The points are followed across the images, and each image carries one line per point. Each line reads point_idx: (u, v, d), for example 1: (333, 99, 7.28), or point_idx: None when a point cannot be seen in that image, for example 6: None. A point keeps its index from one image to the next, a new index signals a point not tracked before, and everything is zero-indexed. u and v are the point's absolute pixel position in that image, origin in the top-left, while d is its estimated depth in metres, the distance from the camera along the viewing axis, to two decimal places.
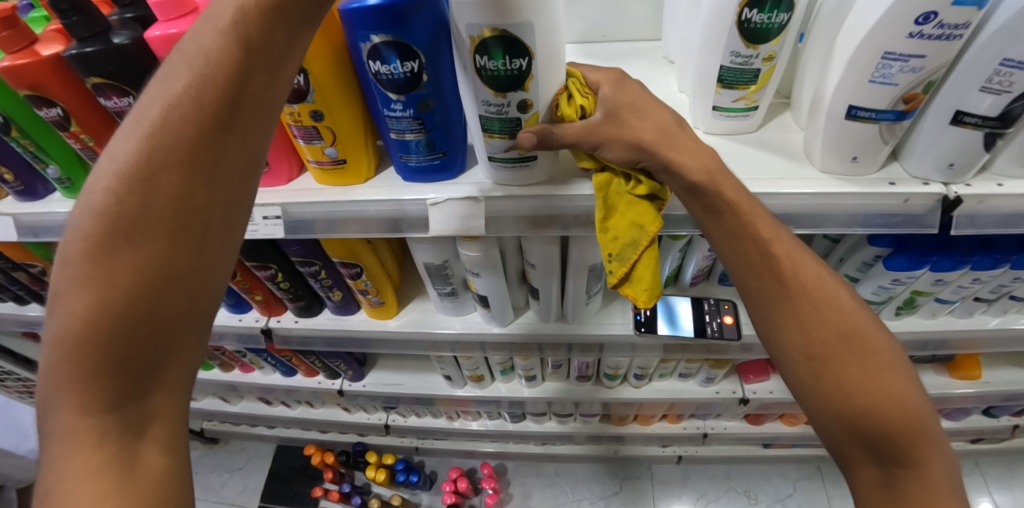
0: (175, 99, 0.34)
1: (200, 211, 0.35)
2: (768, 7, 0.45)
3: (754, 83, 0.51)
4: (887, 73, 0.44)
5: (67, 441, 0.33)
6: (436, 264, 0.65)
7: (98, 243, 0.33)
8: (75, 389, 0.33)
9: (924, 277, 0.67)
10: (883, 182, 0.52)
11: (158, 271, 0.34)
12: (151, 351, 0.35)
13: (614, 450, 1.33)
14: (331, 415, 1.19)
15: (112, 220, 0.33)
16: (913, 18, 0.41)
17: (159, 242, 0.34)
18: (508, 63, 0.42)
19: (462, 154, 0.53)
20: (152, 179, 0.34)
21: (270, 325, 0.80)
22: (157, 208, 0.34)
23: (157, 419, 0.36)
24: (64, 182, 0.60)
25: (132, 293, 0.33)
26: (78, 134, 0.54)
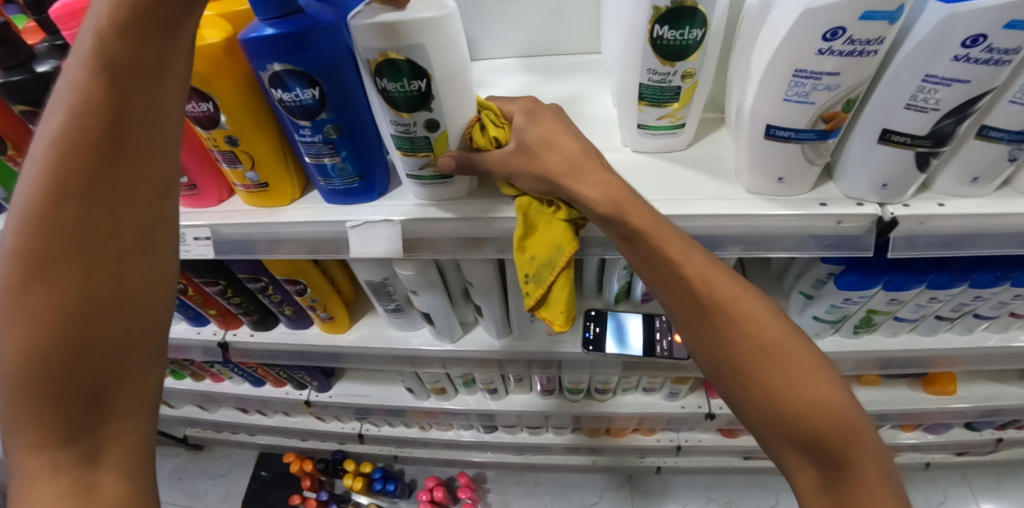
0: (58, 128, 0.32)
1: (108, 237, 0.34)
2: (679, 24, 0.44)
3: (676, 100, 0.50)
4: (802, 92, 0.43)
5: (27, 478, 0.33)
6: (376, 282, 0.65)
7: (17, 283, 0.32)
8: (26, 430, 0.33)
9: (878, 296, 0.64)
10: (814, 203, 0.50)
11: (79, 303, 0.33)
12: (93, 384, 0.34)
13: (593, 460, 1.32)
14: (306, 424, 1.19)
15: (26, 259, 0.32)
16: (821, 34, 0.39)
17: (78, 276, 0.33)
18: (406, 85, 0.41)
19: (383, 176, 0.52)
20: (58, 212, 0.33)
21: (227, 339, 0.80)
22: (66, 240, 0.33)
23: (115, 452, 0.35)
24: (12, 202, 0.62)
25: (54, 328, 0.33)
26: (16, 157, 0.55)
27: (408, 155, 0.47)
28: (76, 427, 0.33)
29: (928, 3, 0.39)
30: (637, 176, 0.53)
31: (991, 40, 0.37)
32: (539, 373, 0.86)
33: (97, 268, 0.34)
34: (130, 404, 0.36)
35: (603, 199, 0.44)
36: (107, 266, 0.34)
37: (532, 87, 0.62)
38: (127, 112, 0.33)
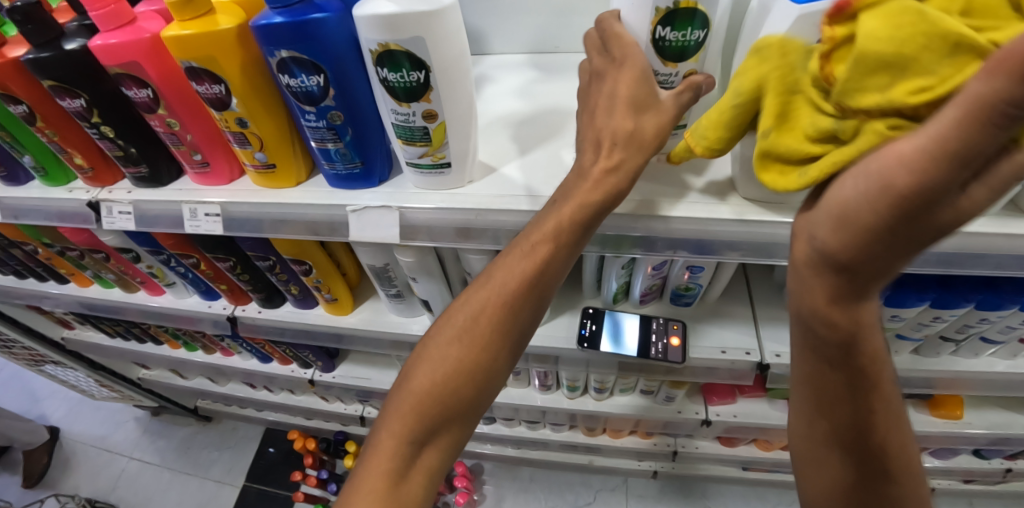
0: (548, 236, 0.43)
1: (515, 317, 0.45)
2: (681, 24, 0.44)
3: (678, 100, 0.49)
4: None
5: (377, 460, 0.44)
6: (378, 267, 0.66)
7: (460, 339, 0.45)
8: (392, 445, 0.43)
9: (879, 311, 0.63)
10: None
11: (478, 360, 0.45)
12: (441, 421, 0.44)
13: (590, 460, 1.31)
14: (310, 403, 1.21)
15: (479, 326, 0.45)
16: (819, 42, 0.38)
17: (464, 338, 0.45)
18: (406, 76, 0.42)
19: (383, 163, 0.54)
20: (502, 302, 0.45)
21: (236, 314, 0.82)
22: (486, 315, 0.45)
23: (426, 471, 0.44)
24: (40, 171, 0.65)
25: (464, 373, 0.44)
26: (44, 129, 0.58)
27: (407, 144, 0.49)
28: (404, 447, 0.43)
29: None
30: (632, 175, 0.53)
31: None
32: (537, 368, 0.86)
33: (501, 342, 0.45)
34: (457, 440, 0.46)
35: (600, 197, 0.42)
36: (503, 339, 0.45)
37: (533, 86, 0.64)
38: (585, 233, 0.43)
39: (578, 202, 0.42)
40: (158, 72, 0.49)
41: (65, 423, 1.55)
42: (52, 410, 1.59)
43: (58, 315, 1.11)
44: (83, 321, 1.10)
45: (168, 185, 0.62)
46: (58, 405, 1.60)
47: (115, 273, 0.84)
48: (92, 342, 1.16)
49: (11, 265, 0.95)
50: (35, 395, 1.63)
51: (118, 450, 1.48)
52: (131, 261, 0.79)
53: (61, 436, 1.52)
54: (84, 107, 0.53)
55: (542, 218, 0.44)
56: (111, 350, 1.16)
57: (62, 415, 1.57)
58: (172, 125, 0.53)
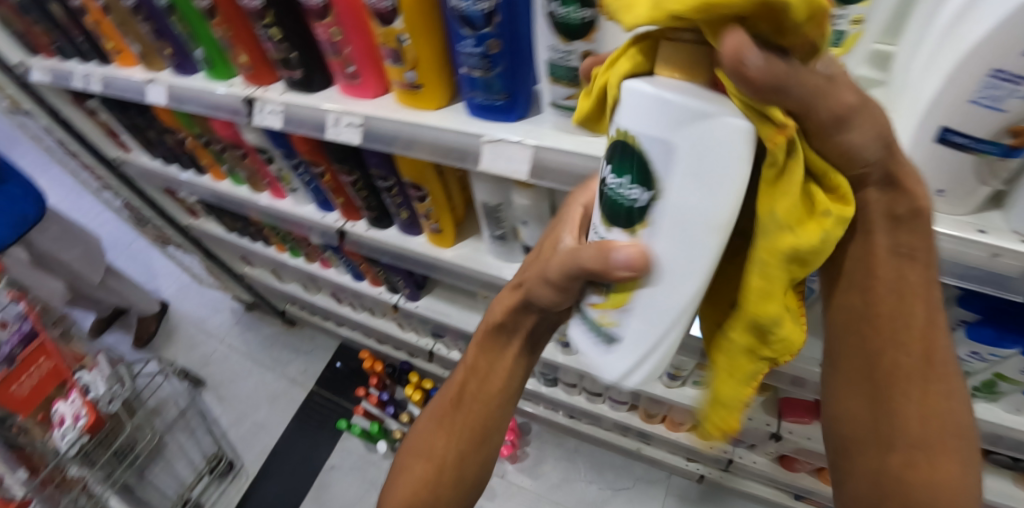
0: (505, 335, 0.54)
1: (494, 397, 0.54)
2: None
3: (837, 47, 0.45)
4: (994, 96, 0.35)
5: None
6: (491, 205, 0.67)
7: (454, 419, 0.54)
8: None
9: (1016, 361, 0.56)
10: (971, 228, 0.43)
11: (472, 437, 0.54)
12: (447, 483, 0.53)
13: (638, 447, 1.30)
14: (387, 327, 1.26)
15: (466, 405, 0.54)
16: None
17: (458, 418, 0.54)
18: (578, 12, 0.41)
19: (525, 100, 0.54)
20: (476, 383, 0.55)
21: (344, 228, 0.87)
22: (472, 394, 0.54)
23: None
24: (208, 64, 0.72)
25: (457, 447, 0.53)
26: (220, 25, 0.63)
27: (558, 83, 0.48)
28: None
29: None
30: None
31: None
32: None
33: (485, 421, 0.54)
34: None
35: None
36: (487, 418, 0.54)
37: None
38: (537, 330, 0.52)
39: (513, 313, 0.52)
40: None
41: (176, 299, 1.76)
42: (167, 286, 1.81)
43: (189, 202, 1.24)
44: (208, 213, 1.23)
45: (315, 91, 0.65)
46: (173, 283, 1.81)
47: (247, 171, 0.92)
48: (211, 233, 1.29)
49: (161, 150, 1.07)
50: (156, 270, 1.86)
51: (214, 332, 1.67)
52: (264, 161, 0.86)
53: (171, 311, 1.73)
54: (261, 7, 0.57)
55: (494, 324, 0.54)
56: (225, 243, 1.29)
57: (175, 292, 1.79)
58: (336, 35, 0.56)
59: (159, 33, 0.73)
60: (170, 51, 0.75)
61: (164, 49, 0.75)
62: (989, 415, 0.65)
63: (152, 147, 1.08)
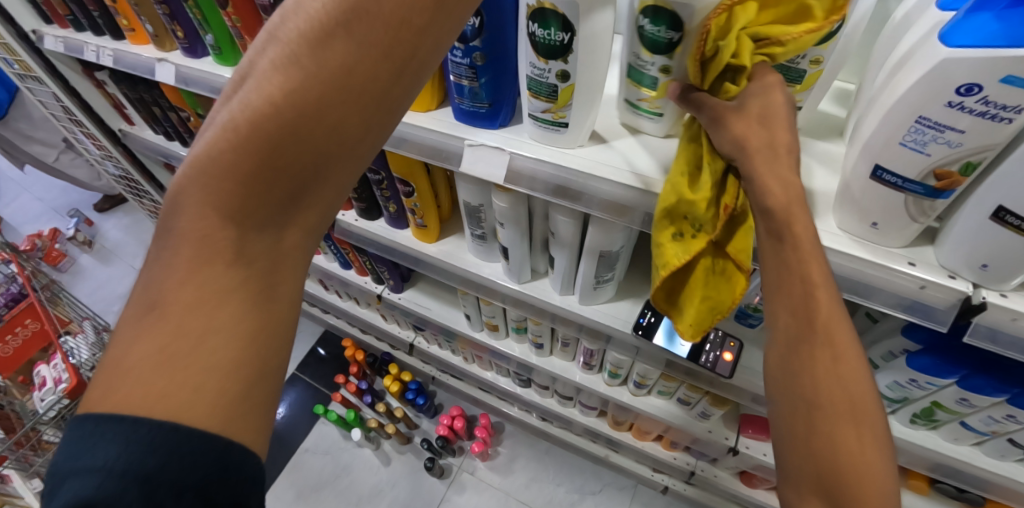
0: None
1: (343, 99, 0.33)
2: None
3: (800, 83, 0.50)
4: (919, 140, 0.38)
5: (186, 284, 0.33)
6: (472, 206, 0.72)
7: (279, 85, 0.32)
8: (219, 189, 0.33)
9: (949, 389, 0.58)
10: (901, 259, 0.45)
11: (289, 135, 0.33)
12: (302, 171, 0.34)
13: (607, 454, 1.33)
14: (371, 317, 1.34)
15: (292, 61, 0.33)
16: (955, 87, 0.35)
17: (301, 102, 0.32)
18: (553, 35, 0.44)
19: (508, 109, 0.57)
20: (340, 78, 0.33)
21: (335, 216, 0.94)
22: (308, 91, 0.32)
23: (264, 314, 0.34)
24: (217, 50, 0.76)
25: (273, 154, 0.33)
26: (231, 15, 0.68)
27: (535, 97, 0.51)
28: (210, 251, 0.33)
29: None
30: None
31: (987, 92, 0.33)
32: (586, 343, 0.87)
33: (409, 59, 0.34)
34: (274, 263, 0.35)
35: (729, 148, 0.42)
36: (350, 168, 0.36)
37: None
38: (820, 331, 0.37)
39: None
40: None
41: None
42: None
43: None
44: None
45: None
46: None
47: None
48: None
49: (164, 128, 1.10)
50: None
51: None
52: None
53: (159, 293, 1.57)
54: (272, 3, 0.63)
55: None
56: None
57: None
58: None
59: (171, 16, 0.75)
60: (180, 34, 0.77)
61: (175, 31, 0.77)
62: (927, 442, 0.68)
63: (156, 125, 1.11)
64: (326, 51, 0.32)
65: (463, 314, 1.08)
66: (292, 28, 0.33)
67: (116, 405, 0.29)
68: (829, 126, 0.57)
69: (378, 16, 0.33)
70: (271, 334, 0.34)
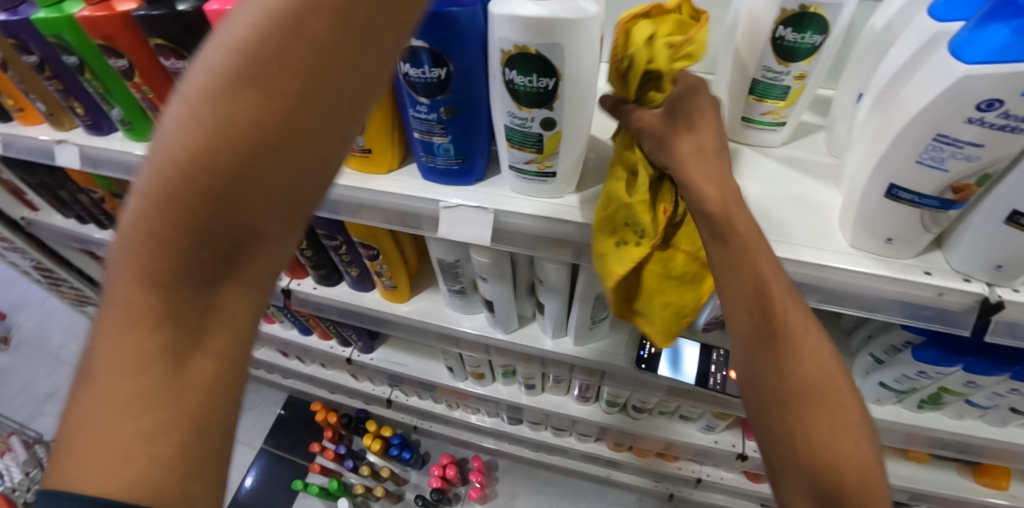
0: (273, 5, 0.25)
1: (277, 142, 0.26)
2: (803, 27, 0.46)
3: (783, 99, 0.52)
4: (937, 157, 0.39)
5: (116, 361, 0.28)
6: (447, 262, 0.67)
7: (192, 128, 0.26)
8: (135, 248, 0.27)
9: (955, 375, 0.59)
10: (918, 270, 0.46)
11: (214, 192, 0.26)
12: (237, 234, 0.28)
13: (608, 474, 1.30)
14: (339, 379, 1.24)
15: (208, 97, 0.25)
16: (974, 103, 0.35)
17: (219, 149, 0.25)
18: (534, 81, 0.41)
19: (482, 162, 0.52)
20: (274, 121, 0.26)
21: (290, 286, 0.86)
22: (228, 137, 0.25)
23: (197, 384, 0.29)
24: (127, 124, 0.67)
25: (192, 217, 0.26)
26: (140, 86, 0.59)
27: (516, 148, 0.47)
28: (132, 329, 0.28)
29: None
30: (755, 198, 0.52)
31: (1008, 107, 0.34)
32: (581, 379, 0.83)
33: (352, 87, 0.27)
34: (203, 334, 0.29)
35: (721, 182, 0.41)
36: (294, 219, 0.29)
37: None
38: (779, 327, 0.38)
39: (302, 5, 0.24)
40: None
41: None
42: None
43: None
44: None
45: None
46: None
47: None
48: None
49: (75, 211, 0.97)
50: (78, 330, 1.64)
51: None
52: None
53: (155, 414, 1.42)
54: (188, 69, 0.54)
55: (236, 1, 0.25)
56: None
57: None
58: None
59: (65, 92, 0.66)
60: (81, 111, 0.68)
61: (74, 109, 0.68)
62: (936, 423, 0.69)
63: (63, 209, 0.98)
64: (255, 82, 0.25)
65: (444, 365, 1.02)
66: (209, 58, 0.25)
67: (66, 478, 0.26)
68: (812, 138, 0.59)
69: (305, 39, 0.25)
70: (202, 405, 0.29)
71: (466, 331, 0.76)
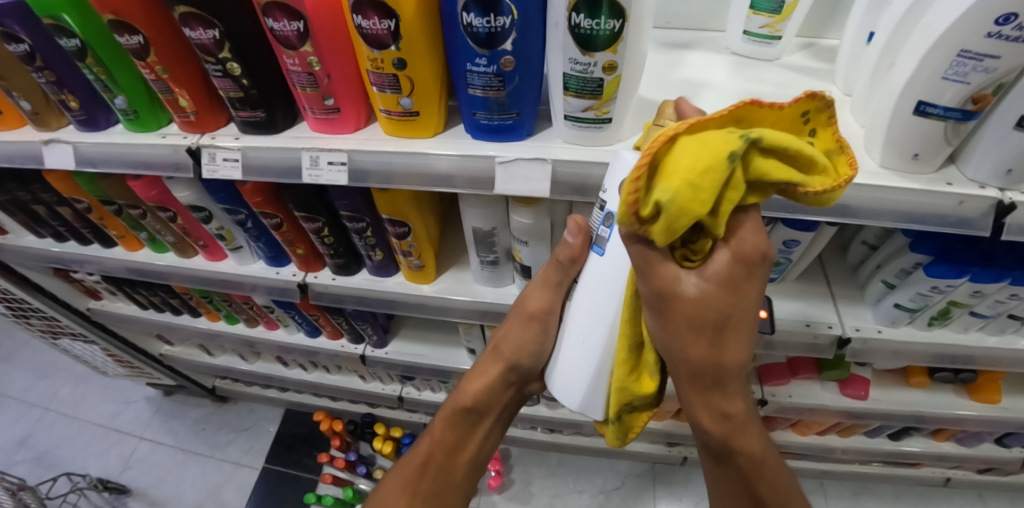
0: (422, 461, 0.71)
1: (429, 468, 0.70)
2: (596, 13, 0.42)
3: (779, 13, 0.61)
4: (961, 72, 0.46)
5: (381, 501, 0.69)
6: (483, 231, 0.67)
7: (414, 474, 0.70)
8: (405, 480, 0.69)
9: (963, 287, 0.68)
10: (940, 182, 0.53)
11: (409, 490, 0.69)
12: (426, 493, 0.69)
13: (622, 445, 1.33)
14: (347, 382, 1.20)
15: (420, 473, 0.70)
16: (993, 19, 0.42)
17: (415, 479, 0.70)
18: (603, 24, 0.42)
19: (531, 118, 0.53)
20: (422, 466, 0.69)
21: (306, 280, 0.83)
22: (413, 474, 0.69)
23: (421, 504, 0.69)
24: (129, 114, 0.63)
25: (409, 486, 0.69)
26: (154, 65, 0.56)
27: (574, 96, 0.48)
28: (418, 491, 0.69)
29: None
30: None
31: (1022, 19, 0.41)
32: None
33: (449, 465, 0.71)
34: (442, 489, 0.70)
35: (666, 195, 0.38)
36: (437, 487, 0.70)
37: (664, 60, 0.65)
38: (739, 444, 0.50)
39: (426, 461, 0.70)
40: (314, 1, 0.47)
41: (66, 399, 1.43)
42: (51, 389, 1.45)
43: (88, 282, 1.05)
44: (115, 290, 1.05)
45: (282, 132, 0.60)
46: (50, 390, 1.45)
47: (176, 235, 0.83)
48: (122, 314, 1.10)
49: (51, 227, 0.89)
50: (34, 370, 1.49)
51: (128, 429, 1.37)
52: (199, 220, 0.78)
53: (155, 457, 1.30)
54: (214, 39, 0.51)
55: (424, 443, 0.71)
56: (145, 323, 1.10)
57: (53, 401, 1.42)
58: (313, 65, 0.52)
59: (58, 84, 0.62)
60: (74, 104, 0.64)
61: (66, 101, 0.63)
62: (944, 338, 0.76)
63: (37, 225, 0.89)
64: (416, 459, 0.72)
65: (463, 350, 1.01)
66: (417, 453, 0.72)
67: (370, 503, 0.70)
68: (817, 80, 0.64)
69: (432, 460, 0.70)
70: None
71: (494, 303, 0.76)
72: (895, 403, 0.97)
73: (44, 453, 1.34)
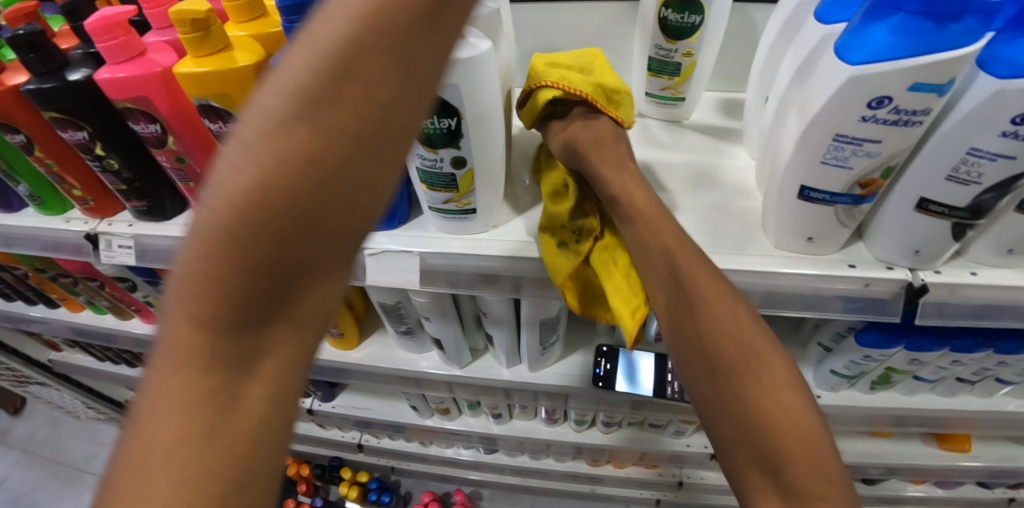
0: (218, 203, 0.22)
1: (297, 193, 0.23)
2: (427, 113, 0.41)
3: (677, 75, 0.58)
4: (840, 156, 0.41)
5: (169, 357, 0.24)
6: (389, 304, 0.65)
7: (205, 256, 0.23)
8: (191, 281, 0.23)
9: (899, 355, 0.63)
10: (842, 264, 0.49)
11: (244, 252, 0.23)
12: (295, 231, 0.23)
13: (592, 488, 1.28)
14: (307, 430, 1.20)
15: (224, 218, 0.22)
16: (866, 102, 0.37)
17: (248, 228, 0.23)
18: (436, 123, 0.41)
19: (403, 206, 0.52)
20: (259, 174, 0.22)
21: None
22: (234, 251, 0.23)
23: (376, 96, 0.23)
24: (36, 199, 0.63)
25: (228, 258, 0.23)
26: (42, 159, 0.56)
27: (431, 190, 0.47)
28: (329, 121, 0.22)
29: (977, 74, 0.37)
30: (687, 208, 0.53)
31: (896, 102, 0.37)
32: (546, 404, 0.83)
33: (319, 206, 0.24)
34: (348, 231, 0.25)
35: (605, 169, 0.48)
36: (338, 205, 0.24)
37: None
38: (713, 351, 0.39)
39: (228, 202, 0.22)
40: (168, 107, 0.48)
41: (47, 441, 1.46)
42: (32, 431, 1.48)
43: (46, 337, 1.07)
44: (73, 344, 1.08)
45: (173, 218, 0.60)
46: (30, 432, 1.48)
47: (109, 300, 0.83)
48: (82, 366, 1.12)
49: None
50: (18, 412, 1.53)
51: None
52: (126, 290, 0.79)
53: None
54: (86, 139, 0.51)
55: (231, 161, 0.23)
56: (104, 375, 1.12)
57: (33, 443, 1.46)
58: (181, 160, 0.52)
59: None
60: None
61: None
62: (892, 402, 0.73)
63: None
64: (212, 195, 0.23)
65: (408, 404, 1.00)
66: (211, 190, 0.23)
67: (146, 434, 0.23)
68: (728, 143, 0.60)
69: (316, 119, 0.22)
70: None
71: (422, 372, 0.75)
72: (860, 455, 0.92)
73: (23, 495, 1.36)
